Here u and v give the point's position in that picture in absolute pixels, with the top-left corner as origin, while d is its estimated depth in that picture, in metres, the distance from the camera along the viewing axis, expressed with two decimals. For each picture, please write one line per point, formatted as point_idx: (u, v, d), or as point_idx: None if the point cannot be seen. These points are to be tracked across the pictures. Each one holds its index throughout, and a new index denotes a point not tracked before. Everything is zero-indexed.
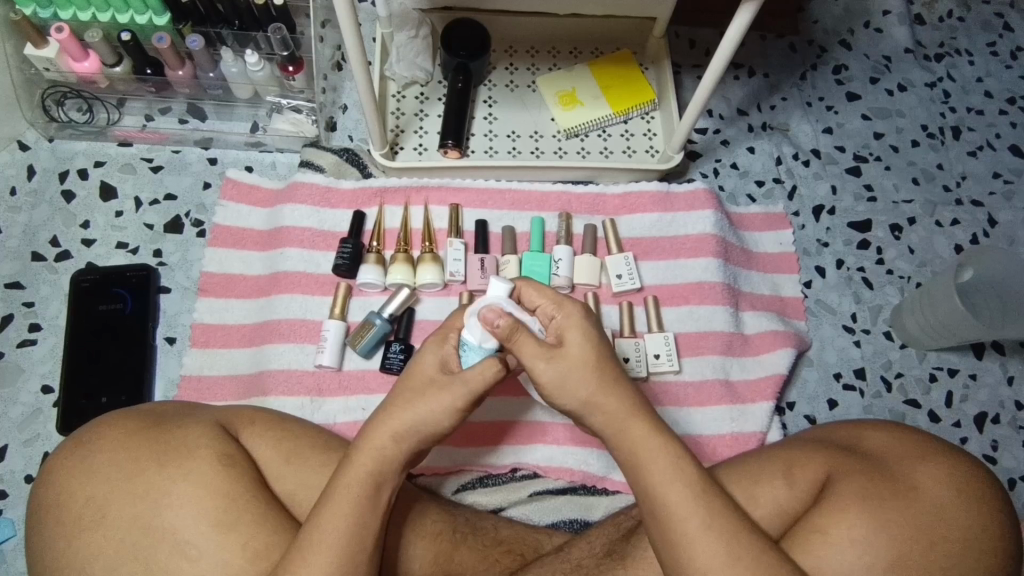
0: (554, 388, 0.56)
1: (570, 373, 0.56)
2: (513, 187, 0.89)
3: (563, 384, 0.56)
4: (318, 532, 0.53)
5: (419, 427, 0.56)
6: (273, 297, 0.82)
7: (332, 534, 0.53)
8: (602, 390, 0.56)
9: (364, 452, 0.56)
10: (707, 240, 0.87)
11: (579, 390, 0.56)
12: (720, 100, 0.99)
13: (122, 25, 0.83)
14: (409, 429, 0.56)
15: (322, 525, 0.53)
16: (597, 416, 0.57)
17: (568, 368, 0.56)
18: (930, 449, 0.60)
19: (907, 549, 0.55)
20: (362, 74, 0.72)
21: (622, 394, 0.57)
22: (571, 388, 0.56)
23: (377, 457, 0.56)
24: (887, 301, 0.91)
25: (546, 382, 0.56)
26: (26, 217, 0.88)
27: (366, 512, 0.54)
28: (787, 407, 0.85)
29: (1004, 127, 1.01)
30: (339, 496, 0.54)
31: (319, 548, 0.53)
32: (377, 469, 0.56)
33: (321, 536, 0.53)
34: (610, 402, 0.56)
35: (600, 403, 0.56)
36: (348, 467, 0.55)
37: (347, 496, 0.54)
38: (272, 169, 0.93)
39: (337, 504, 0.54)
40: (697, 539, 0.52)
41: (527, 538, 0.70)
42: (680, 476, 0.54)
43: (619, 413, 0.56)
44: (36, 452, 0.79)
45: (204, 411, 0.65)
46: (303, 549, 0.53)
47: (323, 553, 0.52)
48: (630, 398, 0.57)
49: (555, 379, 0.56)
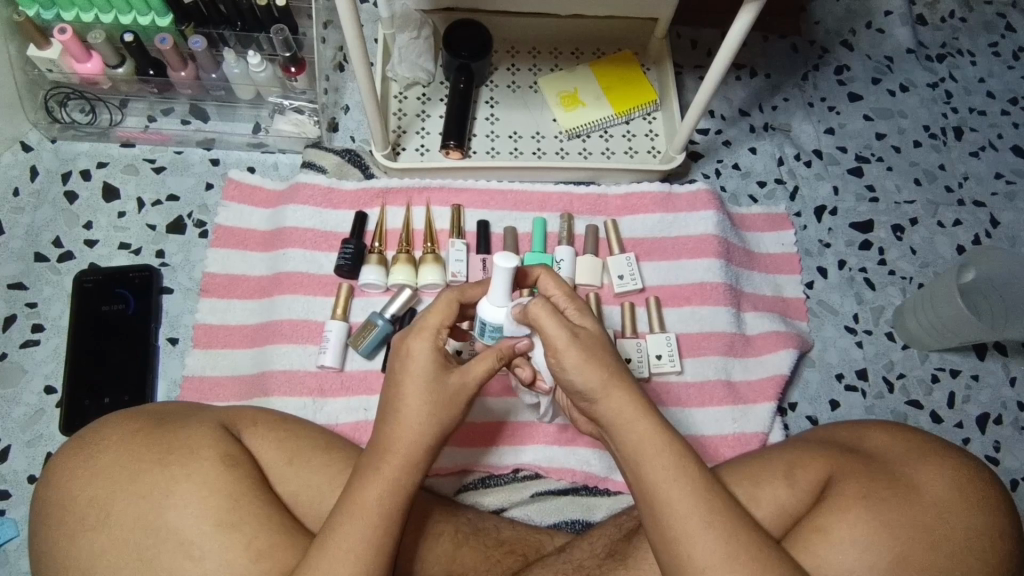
0: (576, 368, 0.55)
1: (593, 351, 0.56)
2: (516, 188, 0.89)
3: (586, 363, 0.55)
4: (344, 540, 0.53)
5: (433, 432, 0.55)
6: (276, 297, 0.82)
7: (358, 542, 0.52)
8: (614, 381, 0.55)
9: (386, 458, 0.55)
10: (708, 240, 0.87)
11: (600, 371, 0.55)
12: (722, 100, 0.99)
13: (125, 26, 0.84)
14: (427, 431, 0.55)
15: (348, 532, 0.53)
16: (604, 416, 0.56)
17: (590, 347, 0.56)
18: (933, 449, 0.60)
19: (908, 550, 0.55)
20: (365, 75, 0.72)
21: (628, 390, 0.56)
22: (592, 368, 0.55)
23: (398, 464, 0.55)
24: (889, 302, 0.91)
25: (566, 359, 0.55)
26: (29, 217, 0.88)
27: (393, 520, 0.54)
28: (789, 408, 0.85)
29: (1007, 128, 1.01)
30: (363, 504, 0.54)
31: (347, 555, 0.52)
32: (401, 477, 0.55)
33: (350, 543, 0.52)
34: (619, 397, 0.55)
35: (613, 398, 0.55)
36: (373, 476, 0.54)
37: (371, 505, 0.54)
38: (275, 169, 0.93)
39: (361, 513, 0.53)
40: (699, 536, 0.52)
41: (529, 539, 0.70)
42: (683, 473, 0.54)
43: (629, 408, 0.55)
44: (39, 452, 0.79)
45: (207, 412, 0.65)
46: (331, 555, 0.52)
47: (350, 559, 0.52)
48: (636, 395, 0.56)
49: (581, 355, 0.55)
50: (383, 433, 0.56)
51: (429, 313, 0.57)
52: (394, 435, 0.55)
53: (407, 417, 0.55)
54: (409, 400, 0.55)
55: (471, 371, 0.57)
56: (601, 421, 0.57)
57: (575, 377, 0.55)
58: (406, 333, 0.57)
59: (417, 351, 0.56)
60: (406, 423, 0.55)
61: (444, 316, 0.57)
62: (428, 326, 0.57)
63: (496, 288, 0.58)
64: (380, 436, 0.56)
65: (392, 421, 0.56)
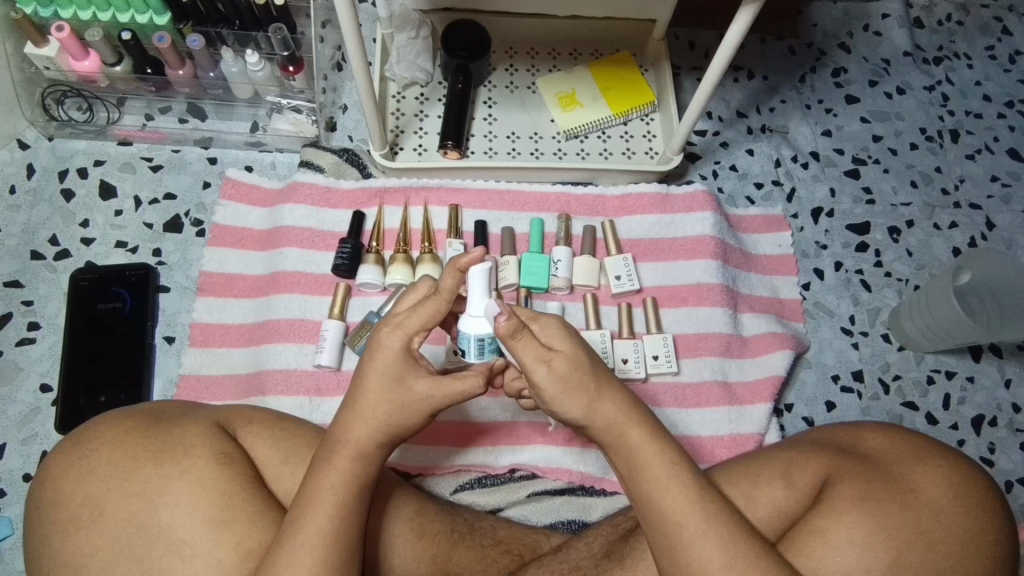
0: (556, 398, 0.54)
1: (570, 380, 0.54)
2: (514, 188, 0.89)
3: (564, 393, 0.54)
4: (305, 533, 0.52)
5: (388, 425, 0.55)
6: (272, 297, 0.82)
7: (324, 537, 0.52)
8: (598, 398, 0.55)
9: (339, 450, 0.55)
10: (705, 242, 0.87)
11: (580, 398, 0.54)
12: (720, 102, 1.00)
13: (123, 25, 0.83)
14: (382, 424, 0.55)
15: (307, 525, 0.53)
16: (593, 425, 0.55)
17: (567, 376, 0.54)
18: (930, 451, 0.61)
19: (907, 551, 0.56)
20: (363, 74, 0.71)
21: (616, 397, 0.55)
22: (575, 392, 0.54)
23: (350, 454, 0.55)
24: (885, 303, 0.92)
25: (545, 390, 0.54)
26: (26, 215, 0.88)
27: (352, 510, 0.54)
28: (785, 409, 0.86)
29: (1003, 131, 1.01)
30: (319, 496, 0.54)
31: (306, 547, 0.52)
32: (355, 468, 0.55)
33: (310, 537, 0.52)
34: (606, 407, 0.55)
35: (599, 413, 0.55)
36: (327, 468, 0.54)
37: (334, 498, 0.54)
38: (272, 169, 0.93)
39: (322, 504, 0.53)
40: (696, 544, 0.52)
41: (525, 538, 0.70)
42: (676, 481, 0.54)
43: (617, 420, 0.55)
44: (34, 451, 0.79)
45: (202, 411, 0.65)
46: (292, 550, 0.52)
47: (310, 552, 0.52)
48: (623, 403, 0.56)
49: (557, 386, 0.54)
50: (340, 424, 0.56)
51: (413, 312, 0.55)
52: (348, 425, 0.55)
53: (365, 414, 0.55)
54: (367, 394, 0.55)
55: (442, 387, 0.55)
56: (590, 430, 0.56)
57: (558, 406, 0.54)
58: (382, 325, 0.56)
59: (387, 348, 0.55)
60: (365, 420, 0.55)
61: (425, 318, 0.55)
62: (408, 323, 0.55)
63: (474, 292, 0.55)
64: (337, 426, 0.56)
65: (348, 412, 0.56)
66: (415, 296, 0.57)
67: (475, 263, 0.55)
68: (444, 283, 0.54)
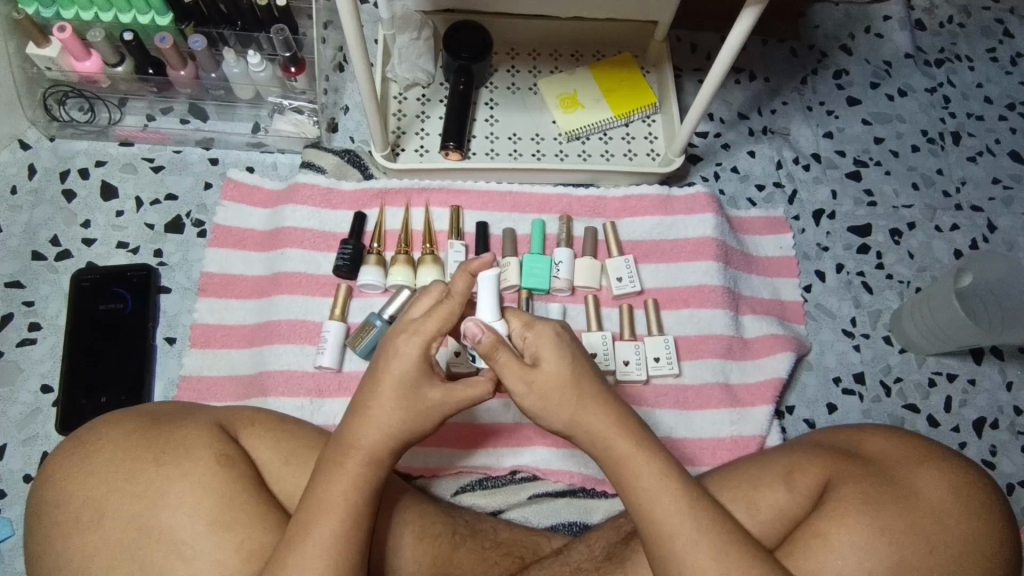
0: (537, 412, 0.55)
1: (550, 396, 0.55)
2: (516, 190, 0.89)
3: (546, 407, 0.55)
4: (304, 537, 0.52)
5: (401, 432, 0.55)
6: (274, 298, 0.82)
7: (327, 541, 0.52)
8: (583, 409, 0.55)
9: (351, 453, 0.55)
10: (707, 243, 0.87)
11: (563, 411, 0.55)
12: (721, 104, 1.00)
13: (125, 25, 0.83)
14: (397, 429, 0.55)
15: (315, 529, 0.53)
16: (579, 437, 0.56)
17: (547, 392, 0.54)
18: (923, 455, 0.60)
19: (904, 557, 0.55)
20: (365, 75, 0.71)
21: (601, 410, 0.55)
22: (559, 404, 0.55)
23: (362, 458, 0.55)
24: (887, 306, 0.92)
25: (528, 403, 0.55)
26: (27, 215, 0.88)
27: (361, 514, 0.54)
28: (787, 411, 0.86)
29: (1004, 133, 1.01)
30: (324, 498, 0.54)
31: (320, 551, 0.52)
32: (368, 472, 0.55)
33: (315, 541, 0.52)
34: (592, 419, 0.55)
35: (586, 423, 0.55)
36: (336, 470, 0.54)
37: (333, 500, 0.53)
38: (273, 170, 0.93)
39: (324, 506, 0.53)
40: (690, 554, 0.52)
41: (527, 541, 0.70)
42: (667, 491, 0.54)
43: (605, 429, 0.55)
44: (35, 452, 0.78)
45: (204, 412, 0.65)
46: (300, 552, 0.52)
47: (320, 556, 0.52)
48: (611, 412, 0.56)
49: (538, 402, 0.55)
50: (348, 427, 0.56)
51: (428, 316, 0.55)
52: (358, 428, 0.55)
53: (378, 416, 0.55)
54: (381, 398, 0.55)
55: (454, 393, 0.56)
56: (577, 441, 0.57)
57: (541, 418, 0.56)
58: (398, 329, 0.56)
59: (404, 353, 0.55)
60: (376, 423, 0.55)
61: (441, 321, 0.55)
62: (426, 327, 0.55)
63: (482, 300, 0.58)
64: (347, 429, 0.56)
65: (360, 415, 0.55)
66: (429, 299, 0.57)
67: (485, 268, 0.56)
68: (456, 286, 0.55)
